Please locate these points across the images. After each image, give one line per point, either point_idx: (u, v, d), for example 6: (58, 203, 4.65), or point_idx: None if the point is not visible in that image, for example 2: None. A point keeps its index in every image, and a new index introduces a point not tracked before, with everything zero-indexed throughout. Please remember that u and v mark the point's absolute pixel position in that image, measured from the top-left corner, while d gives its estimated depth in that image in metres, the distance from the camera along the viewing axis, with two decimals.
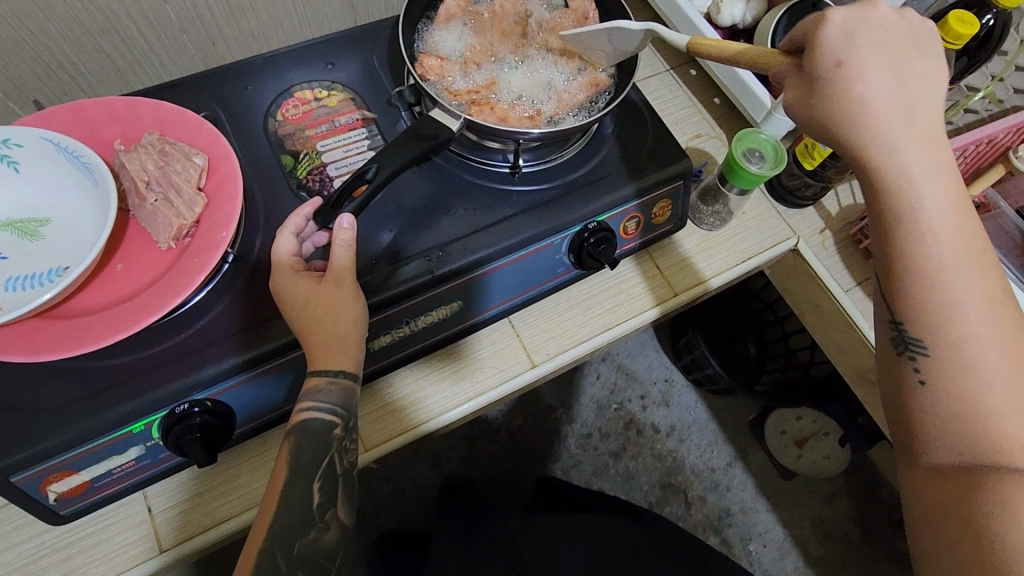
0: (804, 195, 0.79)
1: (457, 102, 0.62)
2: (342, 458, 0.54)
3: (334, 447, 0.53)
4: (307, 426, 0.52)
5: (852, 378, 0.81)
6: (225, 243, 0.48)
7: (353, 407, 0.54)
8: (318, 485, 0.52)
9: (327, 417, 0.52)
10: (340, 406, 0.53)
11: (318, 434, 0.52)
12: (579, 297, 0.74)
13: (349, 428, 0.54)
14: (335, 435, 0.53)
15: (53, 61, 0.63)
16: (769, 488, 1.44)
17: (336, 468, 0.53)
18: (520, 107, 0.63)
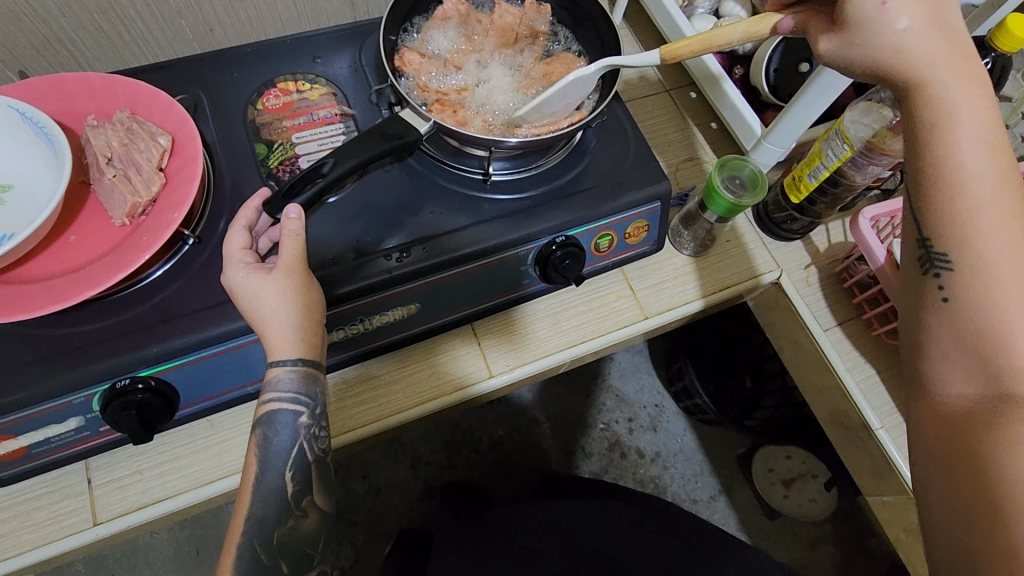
0: (791, 229, 0.77)
1: (423, 98, 0.63)
2: (314, 446, 0.53)
3: (303, 435, 0.52)
4: (274, 416, 0.51)
5: (826, 422, 0.78)
6: (174, 224, 0.49)
7: (317, 396, 0.52)
8: (290, 476, 0.51)
9: (292, 407, 0.51)
10: (303, 395, 0.51)
11: (286, 425, 0.51)
12: (545, 312, 0.73)
13: (316, 416, 0.53)
14: (302, 424, 0.52)
15: (51, 35, 0.65)
16: (751, 526, 1.40)
17: (307, 457, 0.52)
18: (484, 116, 0.63)
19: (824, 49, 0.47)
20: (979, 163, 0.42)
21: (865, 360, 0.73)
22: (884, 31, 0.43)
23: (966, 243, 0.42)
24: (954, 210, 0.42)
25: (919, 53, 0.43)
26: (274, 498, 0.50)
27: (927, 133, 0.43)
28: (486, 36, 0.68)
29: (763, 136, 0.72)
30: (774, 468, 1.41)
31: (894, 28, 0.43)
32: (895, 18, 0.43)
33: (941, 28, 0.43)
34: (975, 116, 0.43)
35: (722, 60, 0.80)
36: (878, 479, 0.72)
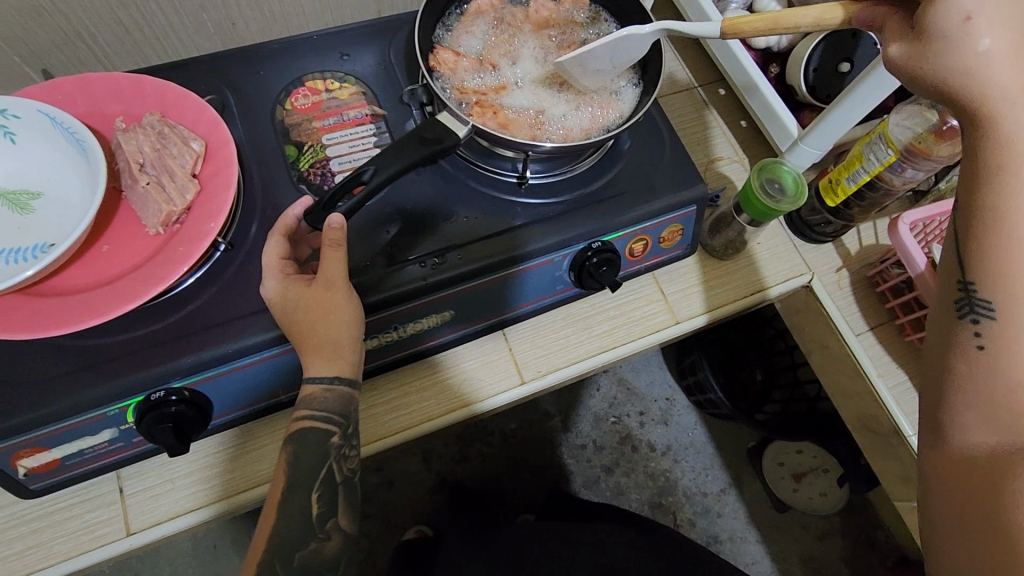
0: (823, 232, 0.76)
1: (461, 100, 0.61)
2: (341, 467, 0.52)
3: (332, 455, 0.51)
4: (308, 434, 0.50)
5: (854, 425, 0.78)
6: (212, 234, 0.47)
7: (351, 415, 0.52)
8: (316, 497, 0.50)
9: (324, 426, 0.51)
10: (336, 413, 0.51)
11: (318, 444, 0.51)
12: (577, 315, 0.72)
13: (347, 435, 0.53)
14: (332, 443, 0.51)
15: (71, 31, 0.63)
16: (760, 519, 1.41)
17: (334, 477, 0.52)
18: (526, 118, 0.61)
19: (893, 57, 0.39)
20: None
21: (896, 365, 0.73)
22: (962, 53, 0.36)
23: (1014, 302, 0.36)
24: (1006, 266, 0.36)
25: (1000, 77, 0.35)
26: (301, 518, 0.50)
27: (989, 176, 0.36)
28: (522, 29, 0.67)
29: (799, 138, 0.70)
30: (784, 462, 1.41)
31: (974, 48, 0.35)
32: (977, 37, 0.35)
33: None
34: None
35: (756, 57, 0.78)
36: (908, 485, 0.72)
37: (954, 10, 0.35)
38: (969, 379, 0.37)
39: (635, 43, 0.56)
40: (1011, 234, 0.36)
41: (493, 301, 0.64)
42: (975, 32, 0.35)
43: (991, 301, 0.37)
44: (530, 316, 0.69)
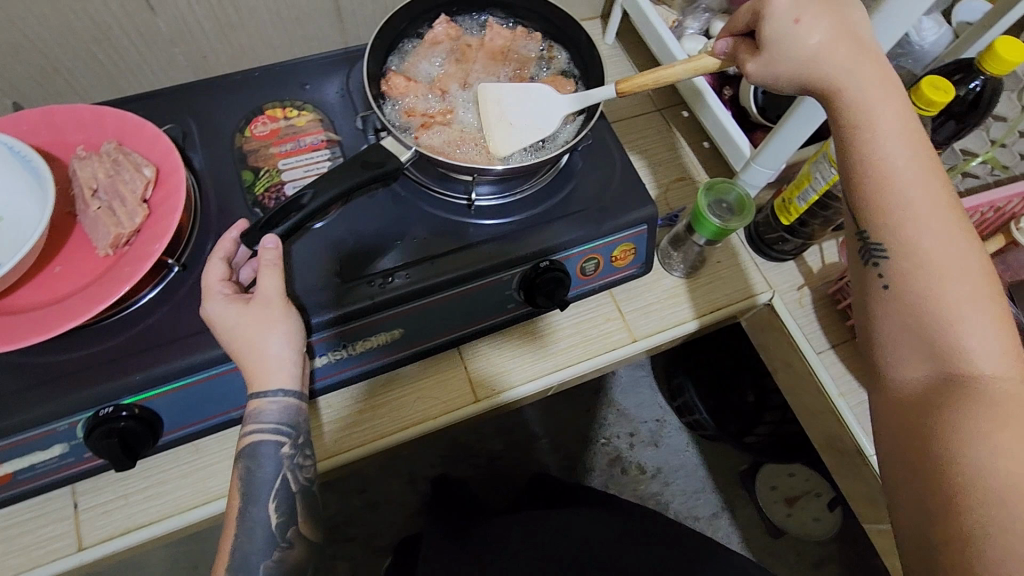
0: (783, 250, 0.77)
1: (407, 124, 0.64)
2: (297, 477, 0.53)
3: (286, 465, 0.52)
4: (258, 448, 0.51)
5: (821, 444, 0.77)
6: (155, 255, 0.49)
7: (300, 425, 0.53)
8: (273, 507, 0.50)
9: (274, 437, 0.51)
10: (285, 425, 0.51)
11: (268, 456, 0.51)
12: (535, 333, 0.73)
13: (299, 445, 0.53)
14: (283, 454, 0.52)
15: (47, 65, 0.67)
16: (754, 544, 1.37)
17: (290, 487, 0.52)
18: (471, 137, 0.64)
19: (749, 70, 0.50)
20: (902, 158, 0.45)
21: (858, 385, 0.72)
22: (799, 46, 0.47)
23: (902, 237, 0.44)
24: (887, 203, 0.44)
25: (833, 64, 0.46)
26: (260, 531, 0.49)
27: (853, 140, 0.46)
28: (476, 59, 0.68)
29: (752, 157, 0.71)
30: (777, 485, 1.38)
31: (808, 42, 0.47)
32: (808, 35, 0.47)
33: (852, 39, 0.47)
34: (896, 117, 0.46)
35: (713, 80, 0.80)
36: (874, 507, 0.71)
37: (785, 17, 0.47)
38: (889, 313, 0.44)
39: (551, 107, 0.63)
40: (882, 177, 0.45)
41: (479, 308, 0.66)
42: (804, 29, 0.46)
43: (881, 243, 0.45)
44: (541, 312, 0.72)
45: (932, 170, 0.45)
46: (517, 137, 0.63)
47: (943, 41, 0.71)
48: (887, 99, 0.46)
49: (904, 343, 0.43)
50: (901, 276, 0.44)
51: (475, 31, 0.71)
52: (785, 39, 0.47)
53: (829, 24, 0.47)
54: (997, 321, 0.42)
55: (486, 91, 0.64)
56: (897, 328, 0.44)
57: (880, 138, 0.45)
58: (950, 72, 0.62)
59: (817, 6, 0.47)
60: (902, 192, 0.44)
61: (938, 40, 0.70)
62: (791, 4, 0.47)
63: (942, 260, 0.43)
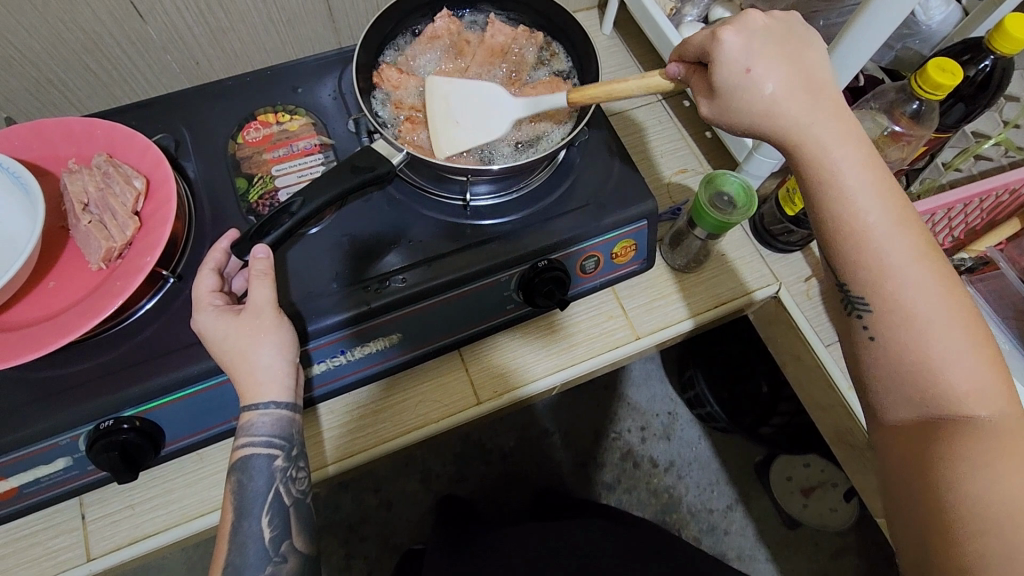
0: (789, 241, 0.75)
1: (393, 116, 0.64)
2: (289, 489, 0.52)
3: (278, 479, 0.52)
4: (249, 462, 0.51)
5: (832, 438, 0.76)
6: (146, 268, 0.49)
7: (293, 437, 0.53)
8: (267, 521, 0.50)
9: (267, 450, 0.51)
10: (277, 438, 0.52)
11: (260, 470, 0.51)
12: (535, 332, 0.72)
13: (292, 457, 0.53)
14: (275, 467, 0.52)
15: (42, 78, 0.67)
16: (770, 536, 1.35)
17: (283, 500, 0.52)
18: None
19: (706, 115, 0.46)
20: (875, 213, 0.42)
21: None
22: (753, 98, 0.44)
23: (883, 292, 0.41)
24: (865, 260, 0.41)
25: (790, 115, 0.43)
26: (253, 545, 0.49)
27: (822, 199, 0.43)
28: (473, 55, 0.67)
29: (753, 148, 0.69)
30: (792, 476, 1.36)
31: (763, 93, 0.43)
32: (762, 85, 0.43)
33: (807, 87, 0.44)
34: (862, 168, 0.42)
35: None
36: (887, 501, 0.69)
37: (737, 66, 0.44)
38: (878, 361, 0.43)
39: (499, 113, 0.62)
40: (856, 235, 0.42)
41: (476, 311, 0.66)
42: (757, 79, 0.43)
43: (865, 298, 0.42)
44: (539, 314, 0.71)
45: (905, 218, 0.42)
46: (459, 137, 0.62)
47: (951, 20, 0.68)
48: (850, 148, 0.42)
49: (896, 391, 0.42)
50: (887, 328, 0.41)
51: (476, 27, 0.70)
52: (741, 90, 0.44)
53: (784, 72, 0.43)
54: (986, 356, 0.40)
55: (436, 85, 0.63)
56: (887, 376, 0.42)
57: (848, 195, 0.42)
58: (958, 52, 0.60)
59: (769, 50, 0.43)
60: (877, 247, 0.41)
61: (945, 19, 0.68)
62: (743, 51, 0.43)
63: (927, 307, 0.41)
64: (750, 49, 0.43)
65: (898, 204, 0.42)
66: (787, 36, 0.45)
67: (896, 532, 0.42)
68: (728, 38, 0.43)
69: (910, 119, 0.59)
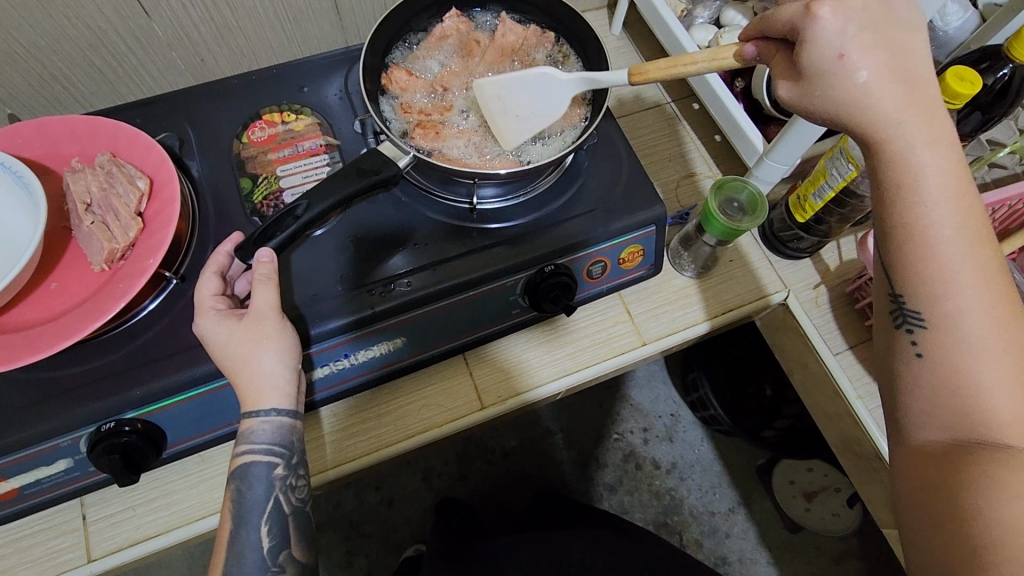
0: (799, 247, 0.74)
1: (405, 121, 0.62)
2: (289, 498, 0.52)
3: (278, 487, 0.51)
4: (249, 470, 0.50)
5: (838, 447, 0.75)
6: (149, 271, 0.49)
7: (293, 445, 0.52)
8: (265, 531, 0.50)
9: (266, 458, 0.51)
10: (278, 445, 0.51)
11: (260, 478, 0.51)
12: (541, 338, 0.71)
13: (292, 465, 0.52)
14: (275, 476, 0.51)
15: (45, 73, 0.66)
16: (771, 539, 1.35)
17: (283, 508, 0.51)
18: (466, 135, 0.62)
19: (783, 96, 0.45)
20: (950, 225, 0.40)
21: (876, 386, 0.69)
22: (841, 83, 0.41)
23: (943, 310, 0.40)
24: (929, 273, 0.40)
25: (878, 106, 0.41)
26: (251, 554, 0.49)
27: (895, 201, 0.41)
28: (482, 55, 0.66)
29: (764, 153, 0.68)
30: (795, 480, 1.36)
31: (854, 80, 0.41)
32: (854, 71, 0.41)
33: (902, 77, 0.41)
34: (946, 180, 0.40)
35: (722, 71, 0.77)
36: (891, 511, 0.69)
37: (829, 49, 0.41)
38: (918, 381, 0.41)
39: (556, 90, 0.58)
40: (926, 246, 0.40)
41: (482, 315, 0.65)
42: (850, 65, 0.41)
43: (919, 312, 0.41)
44: (545, 319, 0.71)
45: (980, 239, 0.40)
46: (525, 128, 0.61)
47: (968, 27, 0.67)
48: (938, 155, 0.40)
49: (930, 415, 0.40)
50: (937, 348, 0.40)
51: (486, 27, 0.69)
52: (827, 75, 0.42)
53: (879, 63, 0.41)
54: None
55: (484, 87, 0.60)
56: (924, 397, 0.41)
57: (925, 201, 0.40)
58: (976, 60, 0.59)
59: (865, 35, 0.41)
60: (943, 264, 0.40)
61: (963, 25, 0.67)
62: (837, 32, 0.41)
63: (983, 332, 0.39)
64: (842, 30, 0.41)
65: (977, 218, 0.40)
66: (887, 20, 0.42)
67: (913, 560, 0.40)
68: (824, 15, 0.41)
69: None
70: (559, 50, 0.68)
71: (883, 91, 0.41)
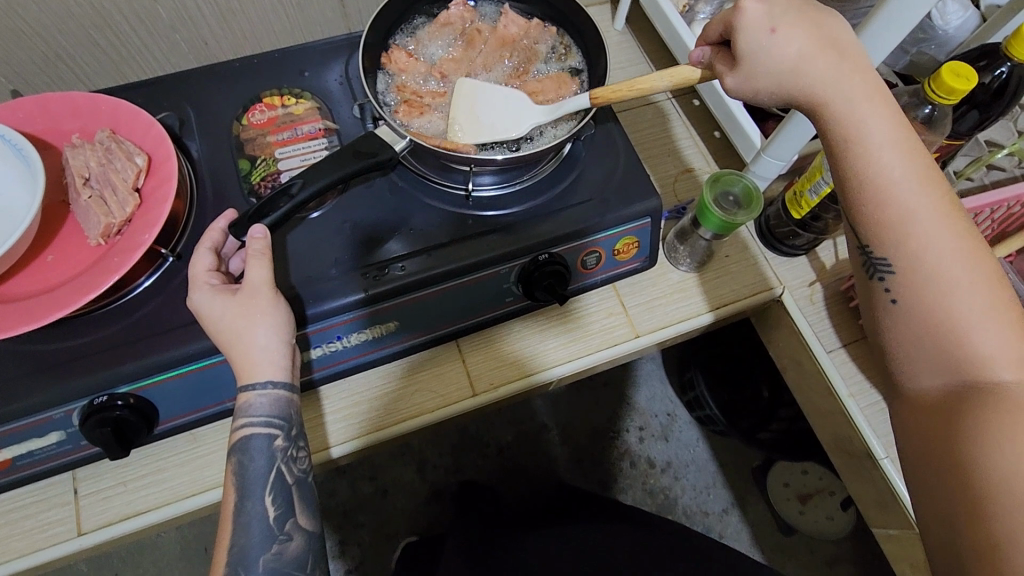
0: (795, 244, 0.74)
1: (394, 98, 0.63)
2: (292, 468, 0.53)
3: (280, 458, 0.52)
4: (249, 442, 0.51)
5: (829, 445, 0.75)
6: (144, 245, 0.49)
7: (292, 417, 0.53)
8: (271, 499, 0.51)
9: (266, 430, 0.52)
10: (276, 418, 0.52)
11: (261, 450, 0.51)
12: (534, 328, 0.71)
13: (292, 437, 0.53)
14: (276, 447, 0.52)
15: (50, 52, 0.67)
16: (764, 540, 1.35)
17: (286, 479, 0.52)
18: None
19: (731, 85, 0.49)
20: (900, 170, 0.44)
21: (869, 384, 0.69)
22: (777, 57, 0.46)
23: (908, 251, 0.43)
24: (889, 218, 0.44)
25: (814, 75, 0.46)
26: (257, 524, 0.50)
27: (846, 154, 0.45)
28: (484, 44, 0.66)
29: (762, 148, 0.68)
30: (790, 482, 1.36)
31: (786, 55, 0.46)
32: (785, 46, 0.46)
33: (831, 48, 0.46)
34: (886, 127, 0.45)
35: None
36: (883, 512, 0.69)
37: (761, 29, 0.46)
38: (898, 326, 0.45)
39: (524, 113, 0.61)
40: (881, 190, 0.44)
41: (476, 301, 0.66)
42: (782, 40, 0.46)
43: (886, 257, 0.45)
44: (539, 308, 0.71)
45: (931, 182, 0.44)
46: (484, 136, 0.61)
47: (968, 26, 0.67)
48: (873, 108, 0.45)
49: (919, 354, 0.44)
50: (909, 287, 0.44)
51: (489, 16, 0.70)
52: (764, 50, 0.46)
53: (806, 37, 0.46)
54: (1015, 323, 0.42)
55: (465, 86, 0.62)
56: (907, 341, 0.44)
57: (872, 150, 0.44)
58: (976, 57, 0.59)
59: (791, 16, 0.46)
60: (901, 205, 0.44)
61: (963, 23, 0.67)
62: (765, 16, 0.46)
63: (951, 264, 0.43)
64: (772, 14, 0.46)
65: (924, 164, 0.44)
66: (809, 3, 0.48)
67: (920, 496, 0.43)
68: (750, 6, 0.46)
69: (921, 124, 0.57)
70: (560, 42, 0.68)
71: (811, 62, 0.46)
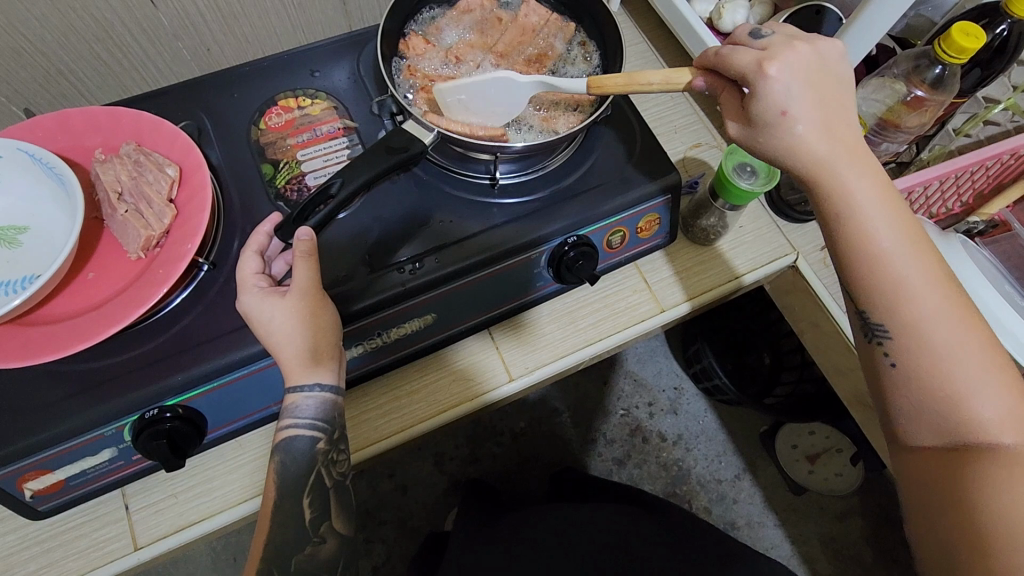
0: (804, 210, 0.76)
1: (410, 82, 0.63)
2: (331, 471, 0.55)
3: (321, 461, 0.53)
4: (293, 443, 0.52)
5: (849, 402, 0.78)
6: (188, 255, 0.51)
7: (334, 419, 0.54)
8: (307, 502, 0.53)
9: (310, 432, 0.53)
10: (321, 420, 0.53)
11: (305, 452, 0.52)
12: (562, 311, 0.73)
13: (334, 440, 0.54)
14: (319, 449, 0.53)
15: (52, 68, 0.66)
16: (777, 502, 1.38)
17: (325, 482, 0.54)
18: None
19: (735, 136, 0.49)
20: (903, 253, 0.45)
21: None
22: (784, 136, 0.46)
23: (903, 317, 0.45)
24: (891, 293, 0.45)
25: (816, 157, 0.45)
26: (295, 524, 0.52)
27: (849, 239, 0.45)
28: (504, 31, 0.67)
29: None
30: (798, 444, 1.38)
31: (794, 133, 0.45)
32: (795, 125, 0.45)
33: (836, 131, 0.46)
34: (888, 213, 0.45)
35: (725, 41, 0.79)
36: None
37: (774, 106, 0.45)
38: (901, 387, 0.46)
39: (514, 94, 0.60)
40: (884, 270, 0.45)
41: (507, 290, 0.67)
42: (790, 121, 0.45)
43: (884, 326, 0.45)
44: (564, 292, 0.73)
45: (920, 247, 0.45)
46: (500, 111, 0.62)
47: None
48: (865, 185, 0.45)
49: (920, 416, 0.45)
50: (906, 353, 0.45)
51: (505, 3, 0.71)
52: (770, 128, 0.46)
53: (815, 118, 0.45)
54: (1005, 384, 0.44)
55: (444, 93, 0.60)
56: (909, 404, 0.45)
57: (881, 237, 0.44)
58: (978, 16, 0.62)
59: (806, 94, 0.45)
60: (897, 272, 0.44)
61: None
62: (784, 92, 0.45)
63: (942, 328, 0.44)
64: (789, 88, 0.45)
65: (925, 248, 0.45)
66: (827, 78, 0.46)
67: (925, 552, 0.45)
68: (773, 74, 0.45)
69: (930, 85, 0.61)
70: (578, 39, 0.69)
71: (821, 144, 0.45)
